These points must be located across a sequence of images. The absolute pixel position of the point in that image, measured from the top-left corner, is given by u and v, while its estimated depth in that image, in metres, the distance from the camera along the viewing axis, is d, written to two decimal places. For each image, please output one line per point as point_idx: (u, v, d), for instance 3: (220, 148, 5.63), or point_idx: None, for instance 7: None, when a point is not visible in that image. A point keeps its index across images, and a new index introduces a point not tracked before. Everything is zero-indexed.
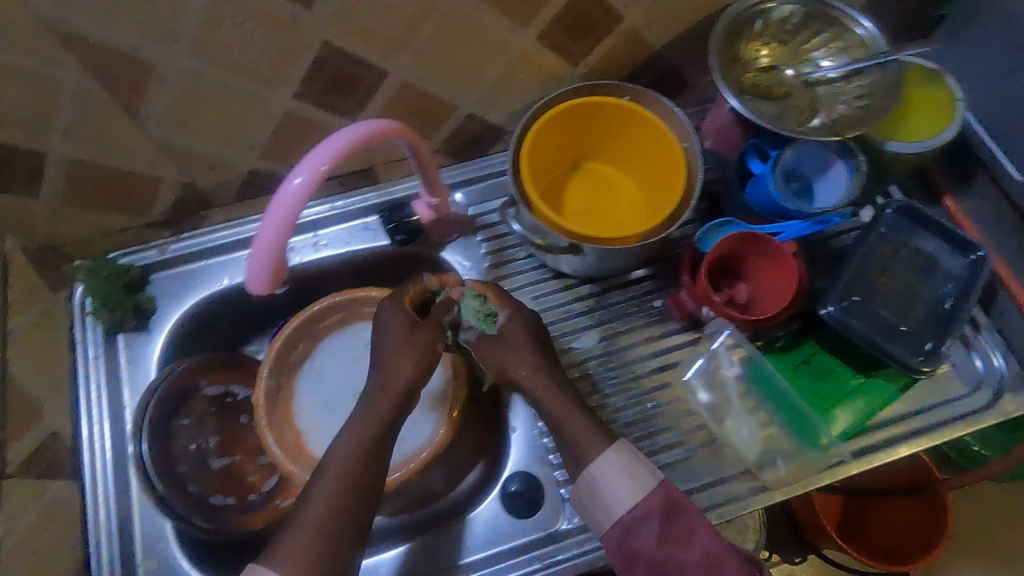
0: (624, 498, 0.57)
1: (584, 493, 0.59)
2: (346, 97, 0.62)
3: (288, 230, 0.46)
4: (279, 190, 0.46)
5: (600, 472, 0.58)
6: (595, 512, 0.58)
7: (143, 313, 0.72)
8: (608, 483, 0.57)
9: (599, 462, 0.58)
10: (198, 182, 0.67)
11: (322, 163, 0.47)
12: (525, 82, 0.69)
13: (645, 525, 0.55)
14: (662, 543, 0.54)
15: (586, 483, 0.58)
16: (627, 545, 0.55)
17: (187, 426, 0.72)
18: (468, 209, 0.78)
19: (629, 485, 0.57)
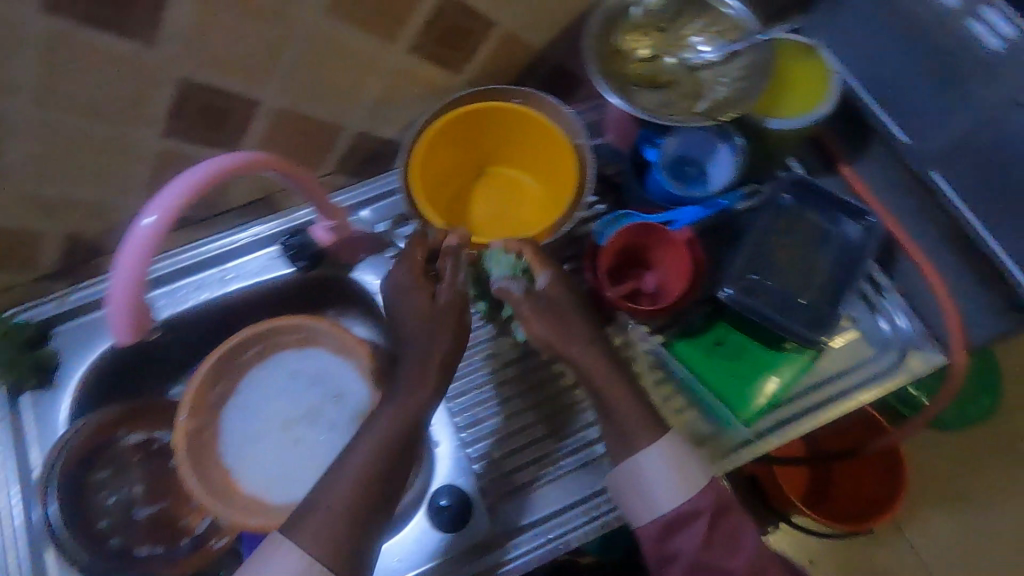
0: (670, 497, 0.57)
1: (626, 486, 0.58)
2: (221, 129, 0.61)
3: (139, 275, 0.47)
4: (130, 231, 0.46)
5: (651, 470, 0.57)
6: (635, 503, 0.58)
7: (46, 370, 0.69)
8: (654, 480, 0.57)
9: (651, 459, 0.57)
10: (82, 230, 0.65)
11: (174, 201, 0.47)
12: (410, 95, 0.68)
13: (694, 526, 0.56)
14: (708, 548, 0.55)
15: (631, 477, 0.58)
16: (669, 542, 0.56)
17: (104, 479, 0.70)
18: (376, 225, 0.77)
19: (676, 484, 0.57)
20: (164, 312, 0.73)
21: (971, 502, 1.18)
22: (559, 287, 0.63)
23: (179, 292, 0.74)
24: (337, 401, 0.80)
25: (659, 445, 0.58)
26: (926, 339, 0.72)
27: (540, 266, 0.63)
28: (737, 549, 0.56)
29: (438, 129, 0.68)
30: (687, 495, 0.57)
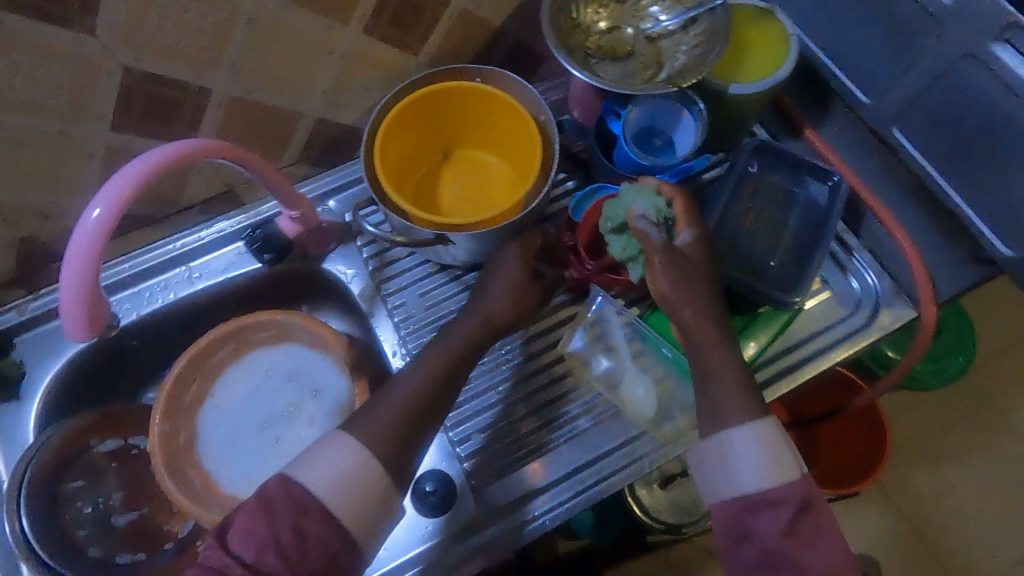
0: (758, 475, 0.55)
1: (716, 457, 0.57)
2: (173, 120, 0.59)
3: (92, 267, 0.45)
4: (78, 226, 0.44)
5: (747, 446, 0.56)
6: (720, 475, 0.57)
7: (9, 381, 0.67)
8: (746, 456, 0.55)
9: (749, 435, 0.56)
10: (37, 235, 0.63)
11: (121, 191, 0.45)
12: (367, 79, 0.67)
13: (775, 511, 0.54)
14: (788, 536, 0.52)
15: (722, 450, 0.57)
16: (744, 521, 0.54)
17: (80, 488, 0.68)
18: (344, 215, 0.76)
19: (767, 465, 0.55)
20: (131, 316, 0.71)
21: (951, 459, 1.21)
22: (696, 249, 0.62)
23: (144, 295, 0.72)
24: (315, 395, 0.78)
25: (759, 423, 0.56)
26: (895, 295, 0.73)
27: (685, 222, 0.62)
28: (818, 546, 0.53)
29: (397, 112, 0.67)
30: (778, 479, 0.55)
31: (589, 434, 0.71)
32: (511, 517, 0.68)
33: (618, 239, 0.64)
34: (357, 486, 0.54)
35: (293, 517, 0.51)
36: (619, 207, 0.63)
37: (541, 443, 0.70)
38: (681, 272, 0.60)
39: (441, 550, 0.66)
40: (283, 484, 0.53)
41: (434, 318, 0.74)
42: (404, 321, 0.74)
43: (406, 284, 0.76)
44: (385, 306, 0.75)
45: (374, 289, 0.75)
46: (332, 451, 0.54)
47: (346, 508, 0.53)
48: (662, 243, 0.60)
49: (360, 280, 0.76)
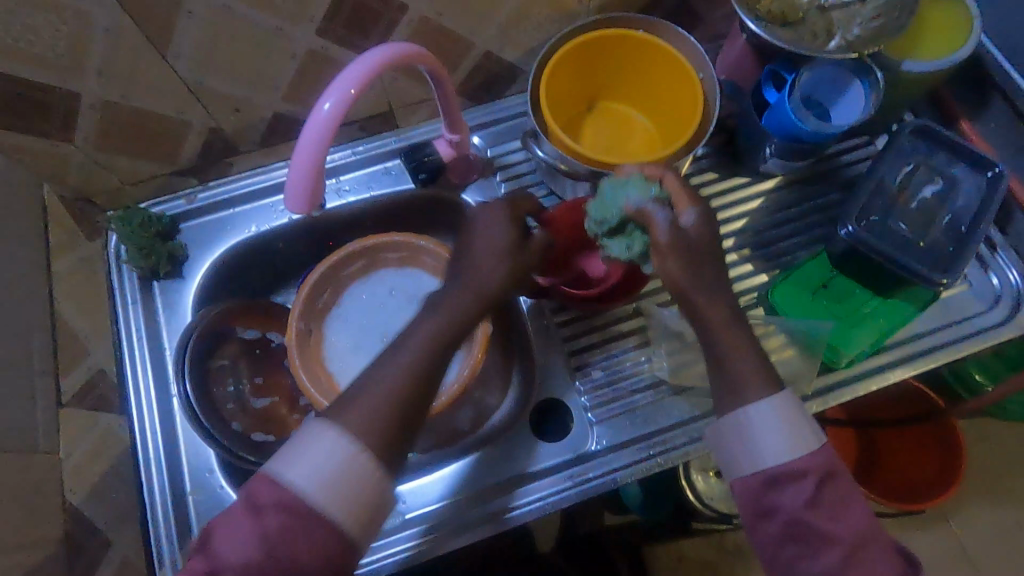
0: (777, 451, 0.52)
1: (731, 437, 0.54)
2: (368, 31, 0.62)
3: (323, 152, 0.48)
4: (310, 114, 0.48)
5: (761, 423, 0.53)
6: (736, 456, 0.54)
7: (177, 260, 0.72)
8: (765, 435, 0.53)
9: (762, 411, 0.53)
10: (225, 126, 0.68)
11: (350, 88, 0.48)
12: (540, 17, 0.69)
13: (799, 483, 0.51)
14: (814, 506, 0.51)
15: (736, 427, 0.54)
16: (767, 495, 0.52)
17: (225, 367, 0.73)
18: (486, 151, 0.79)
19: (785, 441, 0.53)
20: (287, 218, 0.76)
21: None
22: (706, 227, 0.56)
23: None
24: None
25: (776, 397, 0.53)
26: None
27: (687, 201, 0.58)
28: (845, 516, 0.51)
29: (566, 51, 0.69)
30: (795, 454, 0.52)
31: (651, 413, 0.70)
32: (494, 502, 0.66)
33: (619, 241, 0.59)
34: (351, 486, 0.46)
35: (288, 509, 0.45)
36: (613, 203, 0.58)
37: (613, 408, 0.70)
38: (693, 252, 0.54)
39: (456, 512, 0.66)
40: (269, 482, 0.46)
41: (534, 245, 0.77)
42: None
43: None
44: None
45: None
46: (322, 444, 0.47)
47: (336, 501, 0.46)
48: (672, 226, 0.55)
49: None
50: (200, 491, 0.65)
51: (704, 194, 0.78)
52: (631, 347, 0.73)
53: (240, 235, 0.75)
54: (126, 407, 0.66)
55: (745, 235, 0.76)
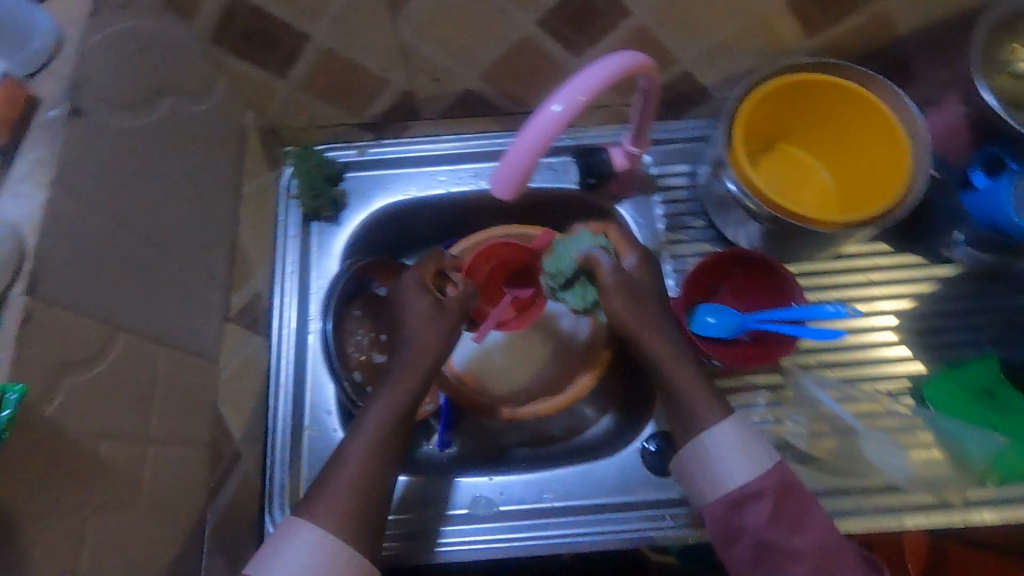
0: (736, 472, 0.54)
1: (692, 463, 0.55)
2: (583, 30, 0.62)
3: (540, 152, 0.49)
4: (538, 113, 0.49)
5: (719, 447, 0.54)
6: (700, 481, 0.55)
7: (338, 206, 0.76)
8: (725, 459, 0.54)
9: (717, 434, 0.55)
10: (417, 91, 0.70)
11: (580, 95, 0.49)
12: (753, 47, 0.66)
13: (759, 503, 0.53)
14: (775, 524, 0.52)
15: (697, 454, 0.55)
16: (735, 518, 0.53)
17: (356, 318, 0.76)
18: (651, 168, 0.78)
19: (743, 462, 0.54)
20: (445, 189, 0.78)
21: None
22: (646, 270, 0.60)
23: (459, 175, 0.78)
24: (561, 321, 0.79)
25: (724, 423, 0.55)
26: None
27: (629, 246, 0.61)
28: (804, 528, 0.53)
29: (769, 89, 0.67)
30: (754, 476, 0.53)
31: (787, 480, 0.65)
32: (498, 524, 0.66)
33: (573, 291, 0.62)
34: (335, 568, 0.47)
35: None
36: (564, 255, 0.61)
37: None
38: (639, 293, 0.58)
39: (431, 519, 0.66)
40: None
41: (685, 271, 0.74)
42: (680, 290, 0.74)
43: (693, 253, 0.75)
44: (666, 267, 0.74)
45: (661, 244, 0.75)
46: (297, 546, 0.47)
47: None
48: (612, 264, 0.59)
49: (647, 232, 0.76)
50: (316, 427, 0.68)
51: (872, 263, 0.73)
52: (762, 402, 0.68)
53: (398, 196, 0.77)
54: (270, 333, 0.70)
55: (908, 317, 0.71)
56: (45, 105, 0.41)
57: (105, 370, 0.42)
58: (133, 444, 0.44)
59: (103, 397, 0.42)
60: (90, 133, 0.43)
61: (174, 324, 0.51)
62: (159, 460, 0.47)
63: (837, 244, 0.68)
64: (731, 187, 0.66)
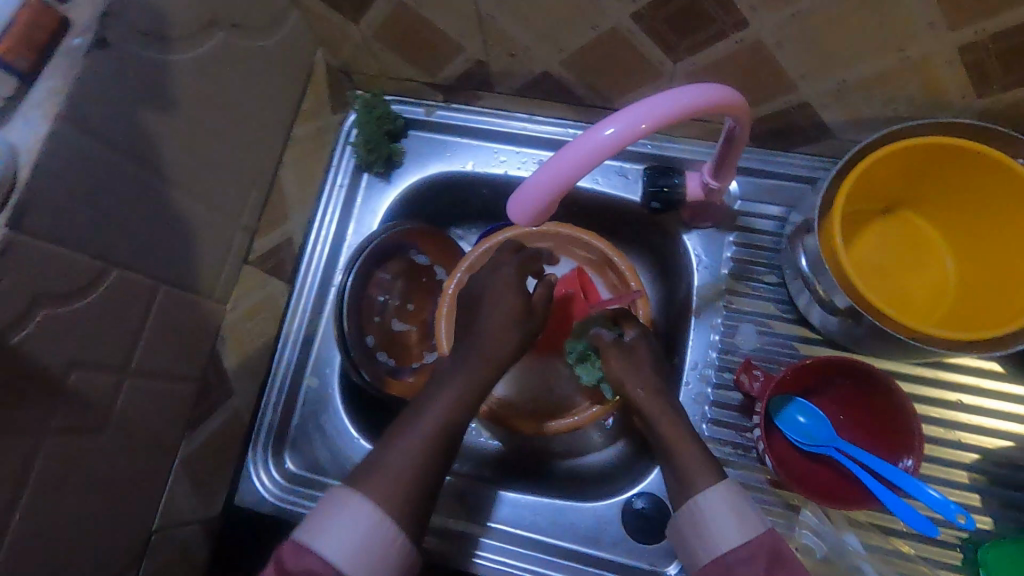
0: (729, 535, 0.46)
1: (686, 529, 0.48)
2: (686, 34, 0.52)
3: (575, 178, 0.42)
4: (586, 133, 0.41)
5: (707, 508, 0.47)
6: (693, 549, 0.48)
7: (392, 163, 0.72)
8: (717, 521, 0.47)
9: (706, 494, 0.48)
10: (492, 63, 0.64)
11: (642, 123, 0.41)
12: (897, 92, 0.53)
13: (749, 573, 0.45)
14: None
15: (687, 515, 0.49)
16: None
17: (384, 280, 0.72)
18: (735, 201, 0.67)
19: (735, 524, 0.47)
20: (503, 170, 0.72)
21: None
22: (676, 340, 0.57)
23: (521, 159, 0.72)
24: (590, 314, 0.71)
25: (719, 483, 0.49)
26: None
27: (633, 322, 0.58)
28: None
29: (905, 145, 0.53)
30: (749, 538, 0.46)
31: None
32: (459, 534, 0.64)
33: (585, 368, 0.63)
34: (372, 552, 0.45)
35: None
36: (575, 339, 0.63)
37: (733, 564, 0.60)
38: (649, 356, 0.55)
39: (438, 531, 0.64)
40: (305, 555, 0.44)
41: (739, 330, 0.65)
42: (722, 346, 0.65)
43: (753, 310, 0.65)
44: (715, 318, 0.65)
45: (718, 291, 0.66)
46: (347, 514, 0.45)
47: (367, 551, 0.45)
48: (610, 342, 0.57)
49: (706, 274, 0.66)
50: (315, 379, 0.69)
51: (973, 385, 0.60)
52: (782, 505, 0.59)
53: (452, 166, 0.73)
54: (295, 277, 0.70)
55: (993, 458, 0.58)
56: (73, 31, 0.41)
57: (87, 305, 0.43)
58: (108, 372, 0.46)
59: (83, 328, 0.43)
60: (113, 66, 0.42)
61: (178, 262, 0.52)
62: (134, 390, 0.49)
63: (929, 355, 0.55)
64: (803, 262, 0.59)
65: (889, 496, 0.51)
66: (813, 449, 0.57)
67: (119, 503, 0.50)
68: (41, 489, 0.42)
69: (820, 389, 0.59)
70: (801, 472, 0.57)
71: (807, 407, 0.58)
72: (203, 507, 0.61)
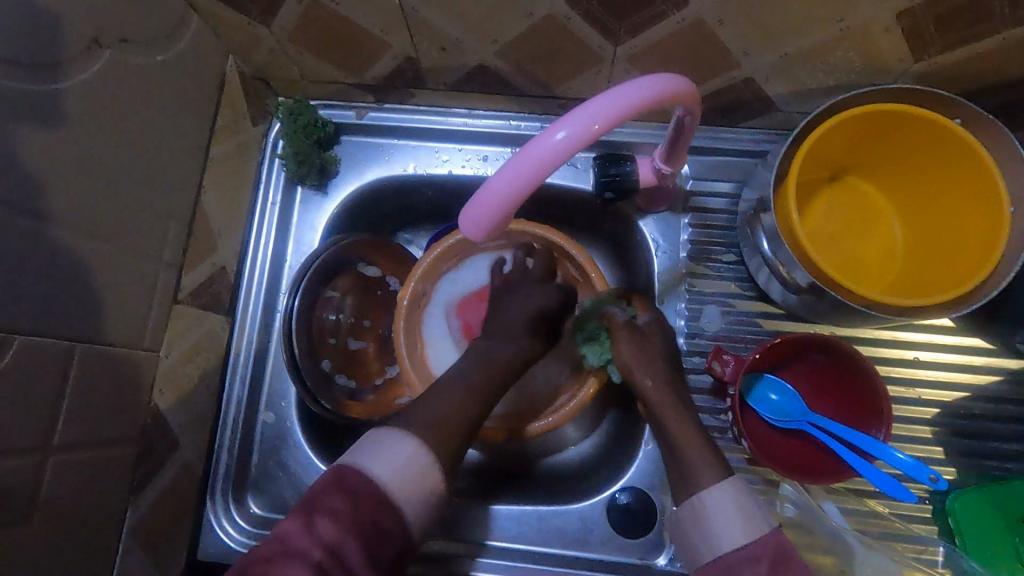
0: (732, 533, 0.45)
1: (688, 524, 0.47)
2: (626, 17, 0.49)
3: (529, 189, 0.39)
4: (536, 139, 0.38)
5: (712, 504, 0.46)
6: (693, 545, 0.47)
7: (326, 174, 0.67)
8: (719, 517, 0.46)
9: (713, 492, 0.46)
10: (423, 59, 0.59)
11: (595, 123, 0.38)
12: (839, 62, 0.52)
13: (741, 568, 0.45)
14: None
15: (687, 510, 0.47)
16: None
17: (332, 299, 0.67)
18: (687, 181, 0.65)
19: (739, 522, 0.45)
20: (447, 170, 0.68)
21: None
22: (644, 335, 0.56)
23: (464, 156, 0.68)
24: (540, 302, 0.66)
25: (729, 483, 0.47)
26: None
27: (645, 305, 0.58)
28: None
29: (856, 112, 0.53)
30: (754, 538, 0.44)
31: None
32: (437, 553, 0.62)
33: (592, 349, 0.58)
34: (421, 485, 0.44)
35: (369, 511, 0.42)
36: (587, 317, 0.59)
37: None
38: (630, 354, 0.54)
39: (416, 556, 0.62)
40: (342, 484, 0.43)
41: (704, 312, 0.64)
42: (689, 331, 0.64)
43: (715, 291, 0.65)
44: (679, 303, 0.65)
45: (679, 275, 0.65)
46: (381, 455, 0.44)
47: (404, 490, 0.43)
48: (625, 321, 0.56)
49: (665, 258, 0.65)
50: (270, 415, 0.64)
51: (928, 343, 0.61)
52: (762, 484, 0.60)
53: (393, 171, 0.69)
54: (234, 308, 0.64)
55: (951, 411, 0.60)
56: None
57: None
58: (23, 454, 0.41)
59: None
60: None
61: (93, 318, 0.46)
62: (63, 468, 0.44)
63: (886, 321, 0.56)
64: (763, 245, 0.59)
65: (863, 465, 0.52)
66: (788, 425, 0.57)
67: None
68: None
69: (790, 364, 0.59)
70: (779, 450, 0.58)
71: (777, 384, 0.58)
72: (158, 569, 0.56)
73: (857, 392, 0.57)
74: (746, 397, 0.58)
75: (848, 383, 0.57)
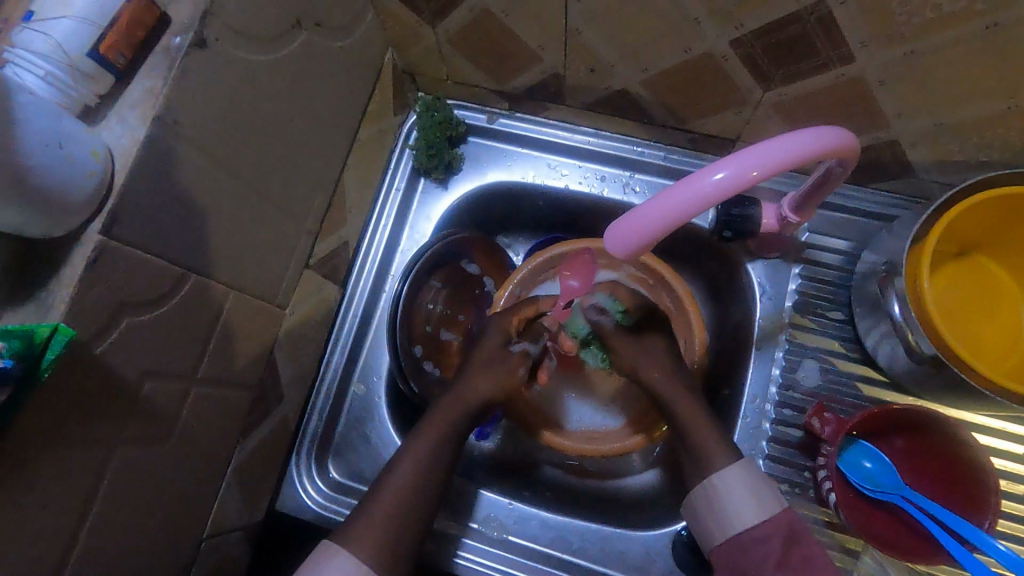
0: (744, 516, 0.48)
1: (702, 506, 0.50)
2: (784, 65, 0.50)
3: (679, 221, 0.40)
4: (695, 175, 0.40)
5: (722, 487, 0.49)
6: (706, 526, 0.50)
7: (450, 170, 0.70)
8: (732, 500, 0.48)
9: (723, 475, 0.49)
10: (568, 77, 0.62)
11: (754, 169, 0.39)
12: (997, 140, 0.51)
13: None
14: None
15: (704, 493, 0.50)
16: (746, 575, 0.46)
17: (435, 288, 0.69)
18: (803, 232, 0.65)
19: (751, 504, 0.48)
20: (564, 184, 0.70)
21: None
22: None
23: (583, 173, 0.70)
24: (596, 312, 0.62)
25: (738, 466, 0.49)
26: None
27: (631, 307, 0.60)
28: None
29: (973, 202, 0.53)
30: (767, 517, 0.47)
31: None
32: (496, 553, 0.63)
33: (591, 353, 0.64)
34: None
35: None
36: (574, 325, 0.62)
37: None
38: None
39: (476, 549, 0.63)
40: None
41: (800, 365, 0.64)
42: (783, 381, 0.64)
43: (816, 347, 0.64)
44: (776, 351, 0.64)
45: (780, 324, 0.65)
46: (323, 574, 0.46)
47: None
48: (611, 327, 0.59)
49: (768, 304, 0.65)
50: (361, 387, 0.67)
51: None
52: (840, 551, 0.59)
53: (512, 176, 0.71)
54: (346, 282, 0.68)
55: None
56: (172, 30, 0.39)
57: (164, 312, 0.42)
58: (176, 381, 0.45)
59: (157, 336, 0.42)
60: (206, 66, 0.41)
61: (243, 268, 0.51)
62: (198, 400, 0.48)
63: (1002, 409, 0.54)
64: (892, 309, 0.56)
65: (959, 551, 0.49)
66: (882, 497, 0.56)
67: (175, 510, 0.49)
68: (108, 499, 0.42)
69: (892, 438, 0.58)
70: (871, 523, 0.56)
71: (872, 452, 0.57)
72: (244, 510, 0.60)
73: (965, 479, 0.54)
74: (842, 460, 0.58)
75: (953, 466, 0.55)
